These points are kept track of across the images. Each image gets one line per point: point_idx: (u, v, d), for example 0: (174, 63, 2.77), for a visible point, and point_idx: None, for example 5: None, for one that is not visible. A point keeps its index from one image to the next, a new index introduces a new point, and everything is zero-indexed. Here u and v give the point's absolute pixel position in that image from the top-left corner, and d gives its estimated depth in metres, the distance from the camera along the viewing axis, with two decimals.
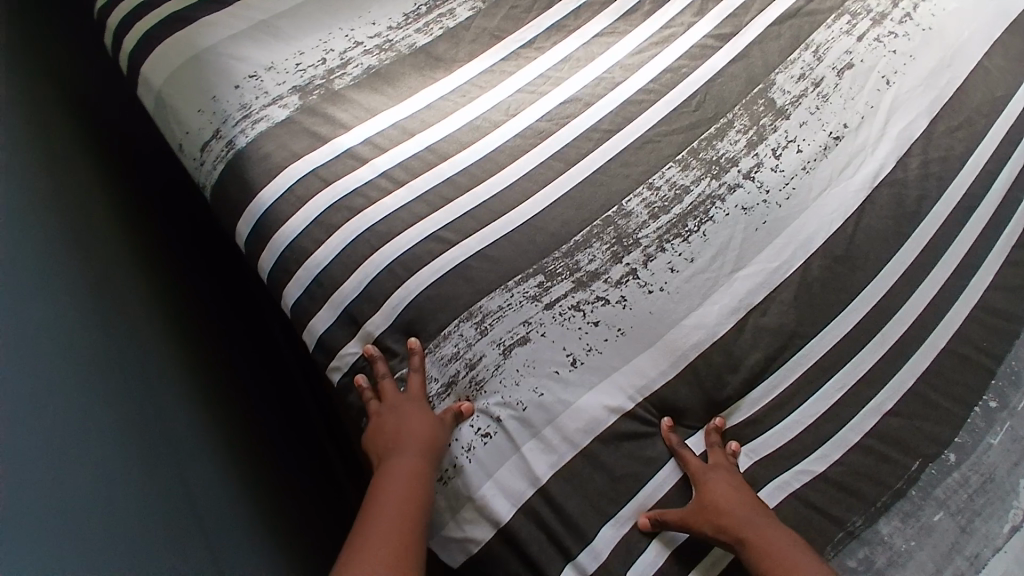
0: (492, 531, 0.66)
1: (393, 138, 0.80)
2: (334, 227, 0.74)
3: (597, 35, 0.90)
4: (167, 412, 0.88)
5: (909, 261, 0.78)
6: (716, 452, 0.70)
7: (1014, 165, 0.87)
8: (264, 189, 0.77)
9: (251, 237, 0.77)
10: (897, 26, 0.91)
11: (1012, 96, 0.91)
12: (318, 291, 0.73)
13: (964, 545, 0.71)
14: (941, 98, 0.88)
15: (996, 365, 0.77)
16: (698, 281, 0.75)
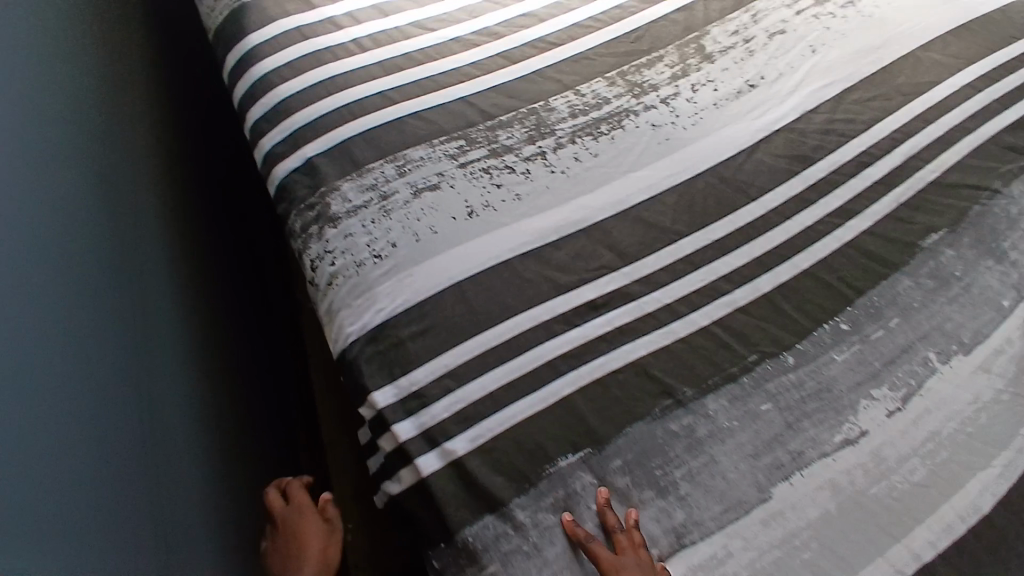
0: (358, 334, 0.77)
1: (369, 15, 0.95)
2: (300, 71, 0.88)
3: None
4: (153, 323, 0.90)
5: (790, 195, 0.89)
6: (623, 538, 0.70)
7: (923, 140, 0.98)
8: (253, 33, 0.92)
9: (233, 69, 0.91)
10: (839, 9, 1.08)
11: (938, 83, 1.03)
12: (273, 116, 0.86)
13: (788, 438, 0.79)
14: (863, 71, 1.02)
15: (856, 296, 0.87)
16: (596, 171, 0.86)
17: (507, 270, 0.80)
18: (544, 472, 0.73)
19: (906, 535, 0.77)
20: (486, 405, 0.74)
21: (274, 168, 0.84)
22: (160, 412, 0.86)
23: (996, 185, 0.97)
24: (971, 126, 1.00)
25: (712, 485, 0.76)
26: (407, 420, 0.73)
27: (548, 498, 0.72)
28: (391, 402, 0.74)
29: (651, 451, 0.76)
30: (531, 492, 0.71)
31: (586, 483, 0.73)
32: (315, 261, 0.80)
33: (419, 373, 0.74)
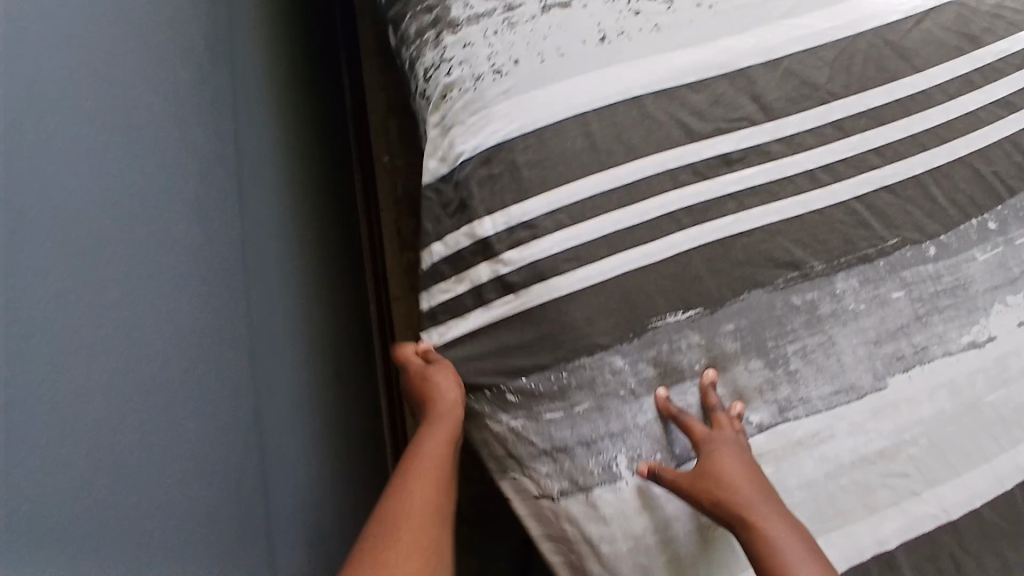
0: (468, 154, 0.70)
1: None
2: None
3: None
4: (258, 198, 0.73)
5: (955, 75, 0.79)
6: (721, 417, 0.65)
7: None
8: None
9: None
10: None
11: None
12: None
13: (914, 330, 0.72)
14: None
15: (1007, 195, 0.77)
16: (747, 13, 0.77)
17: (641, 107, 0.72)
18: (647, 326, 0.67)
19: (1010, 447, 0.72)
20: (598, 245, 0.68)
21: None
22: (280, 289, 0.75)
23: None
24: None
25: (825, 363, 0.69)
26: (512, 248, 0.68)
27: (652, 350, 0.68)
28: (496, 233, 0.68)
29: (766, 321, 0.69)
30: (632, 343, 0.67)
31: (690, 342, 0.68)
32: (429, 71, 0.73)
33: (533, 203, 0.68)
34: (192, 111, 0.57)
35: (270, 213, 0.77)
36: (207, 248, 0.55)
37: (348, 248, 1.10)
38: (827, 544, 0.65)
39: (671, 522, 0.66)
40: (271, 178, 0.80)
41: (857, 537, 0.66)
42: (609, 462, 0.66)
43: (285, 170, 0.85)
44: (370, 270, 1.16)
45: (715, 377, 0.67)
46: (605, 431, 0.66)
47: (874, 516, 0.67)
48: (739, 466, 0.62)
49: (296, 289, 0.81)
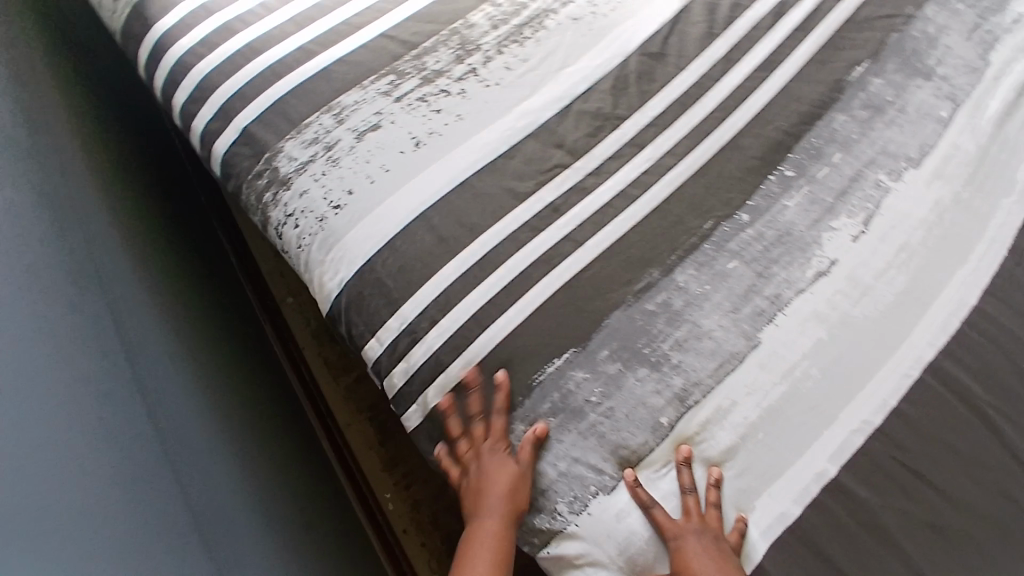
0: (336, 287, 0.78)
1: None
2: (215, 46, 0.87)
3: None
4: (193, 411, 0.82)
5: (715, 59, 0.89)
6: (691, 498, 0.70)
7: None
8: (158, 22, 0.90)
9: (150, 61, 0.90)
10: None
11: None
12: (199, 95, 0.86)
13: (763, 287, 0.78)
14: None
15: (793, 142, 0.85)
16: (528, 77, 0.87)
17: (469, 189, 0.81)
18: (534, 381, 0.74)
19: (904, 342, 0.77)
20: (469, 327, 0.75)
21: (221, 139, 0.84)
22: (238, 481, 0.83)
23: (913, 10, 0.96)
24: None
25: (700, 346, 0.76)
26: (400, 361, 0.76)
27: (545, 403, 0.73)
28: (381, 354, 0.77)
29: (633, 334, 0.76)
30: (525, 404, 0.73)
31: (579, 379, 0.74)
32: (280, 227, 0.81)
33: (406, 311, 0.75)
34: (101, 368, 0.66)
35: (195, 404, 0.83)
36: (146, 467, 0.64)
37: (288, 401, 1.16)
38: (769, 501, 0.71)
39: (642, 554, 0.69)
40: (203, 385, 0.89)
41: (795, 480, 0.72)
42: (553, 514, 0.71)
43: (212, 373, 0.94)
44: (313, 408, 1.22)
45: (689, 452, 0.72)
46: (535, 491, 0.72)
47: (805, 456, 0.72)
48: (705, 553, 0.66)
49: (255, 472, 0.89)
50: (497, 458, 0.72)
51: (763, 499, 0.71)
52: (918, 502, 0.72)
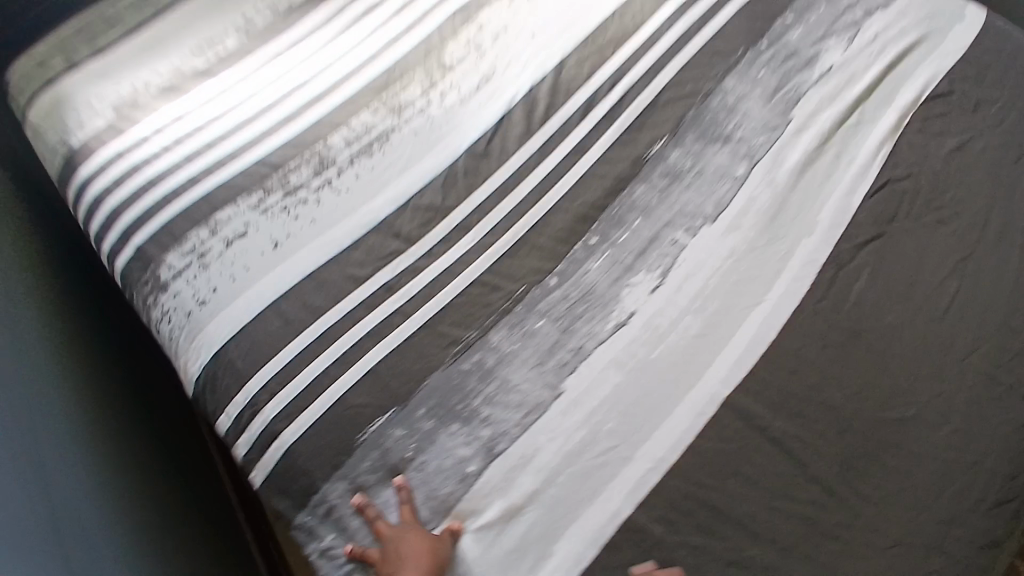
0: (194, 369, 0.92)
1: (167, 124, 1.13)
2: (123, 182, 1.07)
3: (331, 34, 1.23)
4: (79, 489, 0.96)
5: (533, 152, 1.03)
6: None
7: (640, 74, 1.11)
8: (82, 167, 1.11)
9: (76, 199, 1.10)
10: None
11: (644, 26, 1.17)
12: (108, 223, 1.05)
13: (567, 341, 0.87)
14: (585, 29, 1.17)
15: (598, 213, 0.97)
16: (372, 183, 1.03)
17: (315, 279, 0.95)
18: (357, 441, 0.83)
19: (697, 382, 0.83)
20: (304, 396, 0.86)
21: (121, 255, 1.03)
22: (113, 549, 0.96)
23: (715, 84, 1.09)
24: (680, 47, 1.14)
25: (508, 399, 0.84)
26: (245, 431, 0.87)
27: (366, 460, 0.82)
28: (227, 427, 0.88)
29: (449, 392, 0.85)
30: (349, 461, 0.82)
31: (397, 437, 0.82)
32: (160, 321, 0.97)
33: (251, 387, 0.88)
34: None
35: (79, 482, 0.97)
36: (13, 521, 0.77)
37: (202, 487, 1.31)
38: (567, 541, 0.75)
39: None
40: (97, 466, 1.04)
41: (591, 521, 0.76)
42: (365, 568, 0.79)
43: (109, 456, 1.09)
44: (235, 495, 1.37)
45: None
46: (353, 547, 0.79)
47: (601, 494, 0.77)
48: None
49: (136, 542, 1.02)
50: (411, 538, 0.76)
51: (561, 542, 0.75)
52: (719, 538, 0.74)
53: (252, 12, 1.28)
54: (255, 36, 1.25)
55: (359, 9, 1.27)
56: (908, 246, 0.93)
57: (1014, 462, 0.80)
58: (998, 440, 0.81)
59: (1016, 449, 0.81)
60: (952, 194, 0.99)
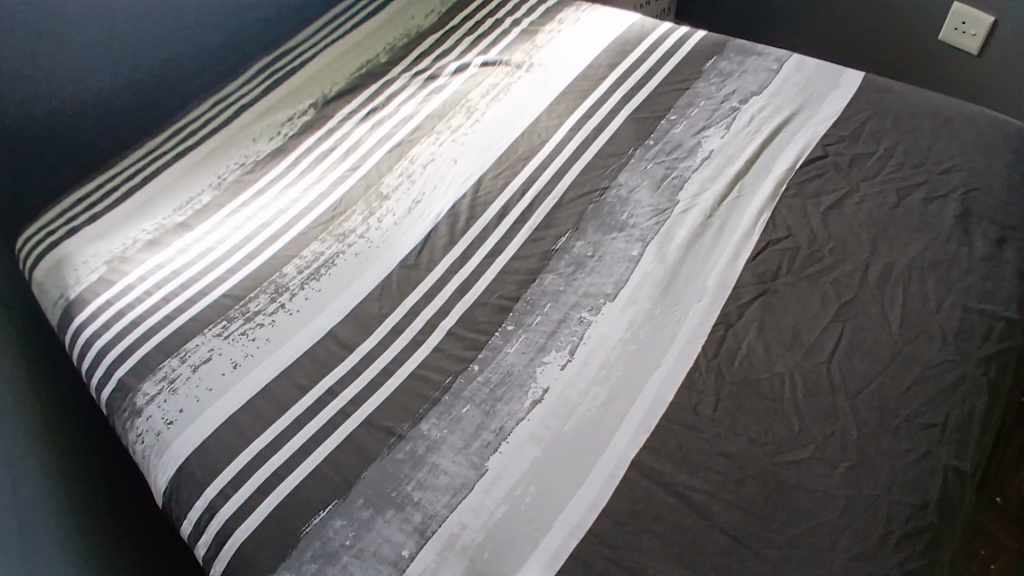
0: (160, 485, 1.02)
1: (150, 270, 1.30)
2: (109, 324, 1.23)
3: (290, 180, 1.44)
4: None
5: (456, 258, 1.18)
6: None
7: (549, 182, 1.27)
8: (76, 315, 1.27)
9: (70, 344, 1.26)
10: (477, 116, 1.44)
11: (550, 140, 1.35)
12: (95, 362, 1.20)
13: (490, 422, 0.96)
14: (501, 149, 1.36)
15: (513, 303, 1.09)
16: (318, 302, 1.17)
17: (268, 392, 1.06)
18: (301, 535, 0.90)
19: (606, 445, 0.90)
20: (255, 498, 0.95)
21: (104, 389, 1.17)
22: None
23: (610, 181, 1.25)
24: (580, 154, 1.31)
25: (437, 483, 0.91)
26: (204, 534, 0.95)
27: (308, 553, 0.89)
28: (187, 534, 0.97)
29: (385, 481, 0.93)
30: (293, 556, 0.89)
31: (337, 527, 0.90)
32: (134, 444, 1.08)
33: (207, 496, 0.97)
34: None
35: None
36: None
37: None
38: None
39: None
40: None
41: None
42: None
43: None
44: None
45: None
46: None
47: (523, 565, 0.82)
48: None
49: None
50: None
51: None
52: None
53: (224, 170, 1.49)
54: (226, 189, 1.45)
55: (313, 156, 1.48)
56: (791, 298, 1.01)
57: (913, 488, 0.81)
58: (899, 473, 0.82)
59: (919, 481, 0.82)
60: (830, 245, 1.06)
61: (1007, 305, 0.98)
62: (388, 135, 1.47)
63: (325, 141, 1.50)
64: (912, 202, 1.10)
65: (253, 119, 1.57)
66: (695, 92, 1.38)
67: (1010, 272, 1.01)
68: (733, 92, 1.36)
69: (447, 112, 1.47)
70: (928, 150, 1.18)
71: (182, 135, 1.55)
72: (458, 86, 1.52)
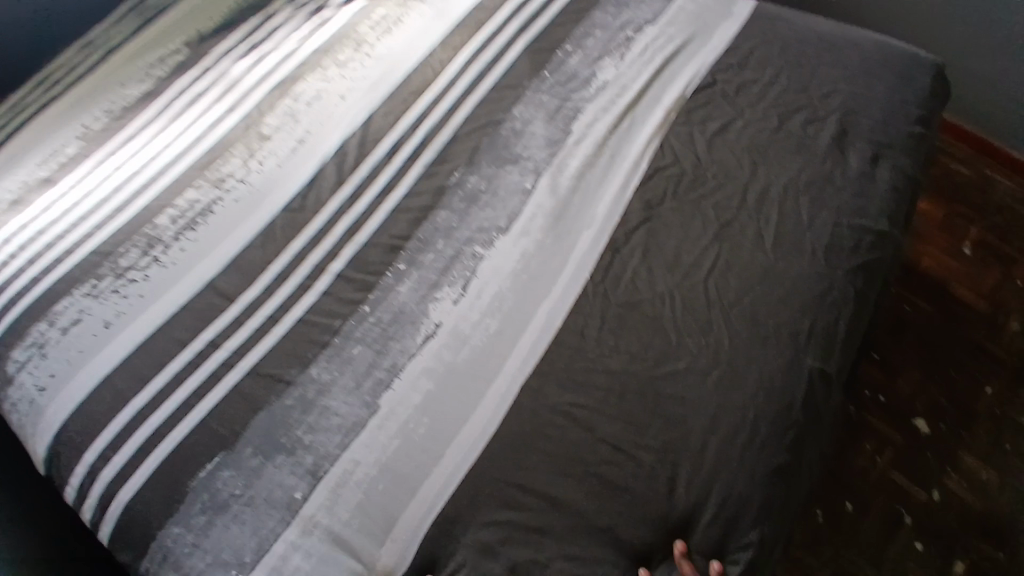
0: (39, 452, 0.97)
1: (11, 230, 1.18)
2: None
3: (160, 122, 1.29)
4: None
5: (345, 199, 1.13)
6: None
7: (442, 117, 1.22)
8: None
9: None
10: (366, 49, 1.35)
11: (443, 74, 1.28)
12: None
13: (381, 361, 0.94)
14: (391, 85, 1.29)
15: (405, 242, 1.06)
16: (197, 253, 1.10)
17: (146, 349, 1.00)
18: (188, 487, 0.88)
19: (497, 375, 0.91)
20: (138, 456, 0.91)
21: None
22: None
23: (504, 114, 1.21)
24: (474, 87, 1.26)
25: (328, 424, 0.89)
26: (87, 497, 0.92)
27: (196, 503, 0.87)
28: (73, 497, 0.93)
29: (276, 426, 0.90)
30: (180, 508, 0.87)
31: (226, 477, 0.88)
32: (9, 413, 1.02)
33: (90, 456, 0.93)
34: None
35: None
36: None
37: None
38: (390, 545, 0.81)
39: None
40: None
41: (408, 520, 0.82)
42: None
43: None
44: None
45: None
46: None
47: (416, 494, 0.83)
48: None
49: None
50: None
51: (382, 546, 0.81)
52: (524, 511, 0.81)
53: (90, 117, 1.31)
54: (92, 138, 1.28)
55: (185, 94, 1.33)
56: (674, 222, 1.03)
57: (782, 392, 0.87)
58: (767, 379, 0.88)
59: (785, 384, 0.87)
60: (714, 169, 1.09)
61: (877, 218, 1.03)
62: (271, 71, 1.35)
63: (198, 80, 1.35)
64: (792, 124, 1.13)
65: (120, 61, 1.39)
66: (591, 21, 1.34)
67: (883, 186, 1.06)
68: (628, 21, 1.33)
69: (336, 45, 1.36)
70: (811, 73, 1.20)
71: (46, 83, 1.38)
72: (346, 18, 1.41)
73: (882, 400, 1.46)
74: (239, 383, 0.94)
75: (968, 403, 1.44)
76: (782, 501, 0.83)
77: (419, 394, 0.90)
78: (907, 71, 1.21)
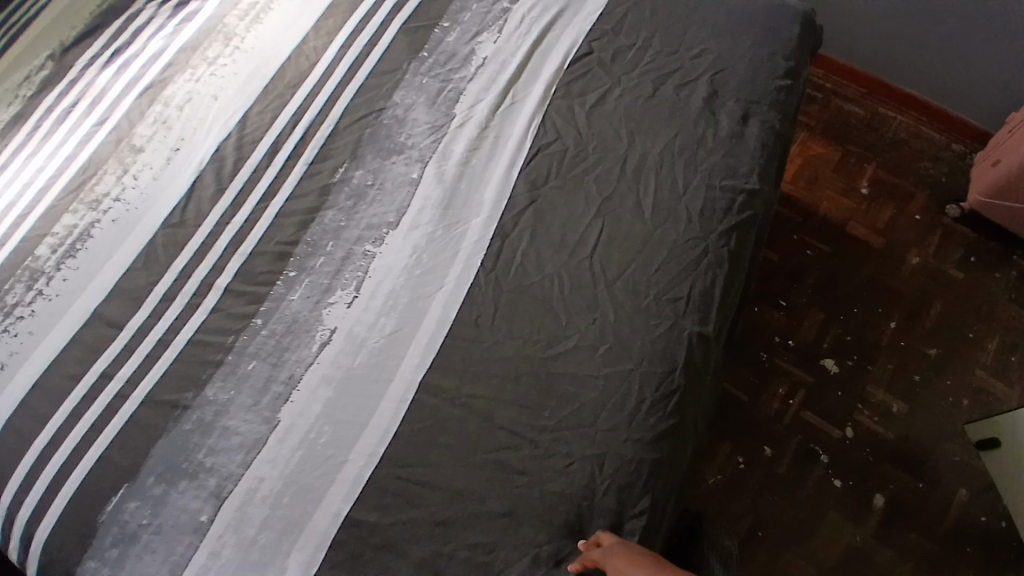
0: None
1: None
2: None
3: (25, 143, 1.20)
4: None
5: (227, 208, 1.09)
6: None
7: (322, 111, 1.18)
8: None
9: None
10: (234, 42, 1.27)
11: (318, 63, 1.23)
12: None
13: (277, 374, 0.94)
14: (265, 80, 1.23)
15: (293, 248, 1.04)
16: (80, 282, 1.05)
17: (36, 390, 0.96)
18: (97, 524, 0.87)
19: (395, 373, 0.93)
20: (42, 500, 0.90)
21: None
22: None
23: (385, 102, 1.19)
24: (352, 75, 1.22)
25: (229, 444, 0.90)
26: (3, 543, 0.91)
27: (107, 538, 0.87)
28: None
29: (177, 453, 0.90)
30: (92, 546, 0.87)
31: (132, 509, 0.88)
32: None
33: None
34: None
35: None
36: None
37: None
38: (298, 553, 0.83)
39: None
40: None
41: (316, 527, 0.84)
42: None
43: None
44: None
45: None
46: None
47: (323, 501, 0.86)
48: None
49: None
50: None
51: (290, 557, 0.83)
52: (427, 506, 0.85)
53: None
54: None
55: (44, 107, 1.23)
56: (559, 200, 1.06)
57: (664, 357, 0.92)
58: (650, 347, 0.93)
59: (667, 349, 0.93)
60: (593, 143, 1.11)
61: (747, 177, 1.08)
62: (135, 74, 1.25)
63: (63, 89, 1.25)
64: (667, 90, 1.15)
65: None
66: None
67: (753, 145, 1.11)
68: None
69: (202, 39, 1.28)
70: (684, 35, 1.21)
71: None
72: (209, 8, 1.32)
73: (791, 344, 1.57)
74: (134, 415, 0.92)
75: (872, 339, 1.57)
76: (668, 460, 0.89)
77: (318, 402, 0.92)
78: (773, 24, 1.23)
